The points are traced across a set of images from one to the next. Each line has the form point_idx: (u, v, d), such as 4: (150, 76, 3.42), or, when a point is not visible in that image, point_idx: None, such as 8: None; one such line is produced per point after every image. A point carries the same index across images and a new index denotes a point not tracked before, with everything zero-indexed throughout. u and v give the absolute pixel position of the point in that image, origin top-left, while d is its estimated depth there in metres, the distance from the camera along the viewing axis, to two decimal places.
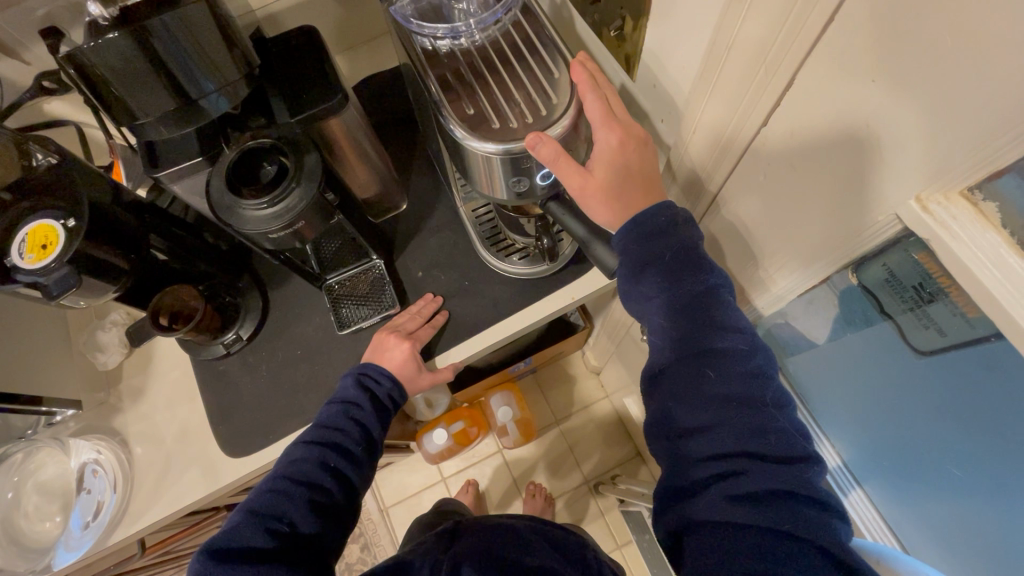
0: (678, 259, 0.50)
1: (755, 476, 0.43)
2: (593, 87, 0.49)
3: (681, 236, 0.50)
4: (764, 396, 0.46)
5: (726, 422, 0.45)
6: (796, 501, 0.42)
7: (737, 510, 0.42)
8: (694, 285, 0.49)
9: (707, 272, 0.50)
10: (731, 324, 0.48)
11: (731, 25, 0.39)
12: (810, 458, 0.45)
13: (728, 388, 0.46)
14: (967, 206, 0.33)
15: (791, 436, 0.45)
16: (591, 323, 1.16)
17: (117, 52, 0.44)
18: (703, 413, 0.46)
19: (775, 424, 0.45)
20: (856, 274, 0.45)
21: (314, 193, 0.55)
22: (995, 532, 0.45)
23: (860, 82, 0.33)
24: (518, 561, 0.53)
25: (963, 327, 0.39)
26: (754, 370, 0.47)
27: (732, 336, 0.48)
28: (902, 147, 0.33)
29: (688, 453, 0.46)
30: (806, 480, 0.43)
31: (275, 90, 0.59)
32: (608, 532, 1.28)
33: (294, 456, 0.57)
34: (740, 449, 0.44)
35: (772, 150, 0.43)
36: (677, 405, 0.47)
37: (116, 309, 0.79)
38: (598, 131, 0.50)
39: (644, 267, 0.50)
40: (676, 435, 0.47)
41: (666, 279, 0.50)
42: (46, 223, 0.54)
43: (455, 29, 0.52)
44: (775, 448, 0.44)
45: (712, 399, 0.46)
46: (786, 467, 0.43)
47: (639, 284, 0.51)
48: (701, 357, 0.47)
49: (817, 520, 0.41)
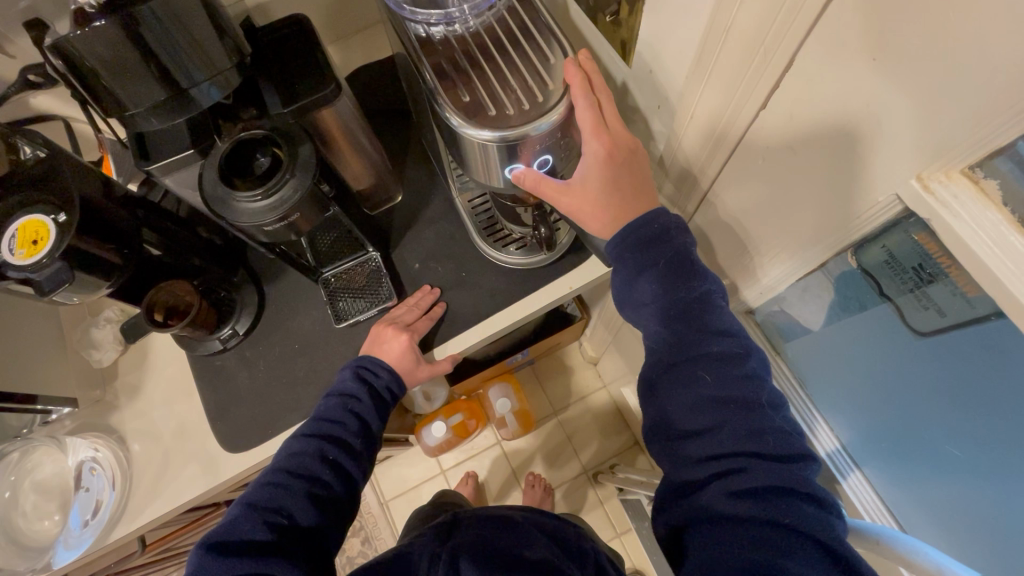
0: (673, 264, 0.51)
1: (754, 474, 0.43)
2: (585, 93, 0.49)
3: (674, 243, 0.52)
4: (760, 397, 0.46)
5: (725, 423, 0.46)
6: (795, 498, 0.42)
7: (737, 507, 0.42)
8: (688, 291, 0.50)
9: (700, 278, 0.51)
10: (724, 328, 0.49)
11: (728, 9, 0.38)
12: (807, 455, 0.45)
13: (725, 391, 0.46)
14: (968, 184, 0.32)
15: (788, 435, 0.45)
16: (587, 313, 1.16)
17: (105, 39, 0.43)
18: (701, 415, 0.46)
19: (771, 424, 0.45)
20: (855, 256, 0.46)
21: (309, 184, 0.54)
22: (992, 513, 0.46)
23: (859, 61, 0.32)
24: (517, 554, 0.53)
25: (963, 308, 0.40)
26: (749, 372, 0.47)
27: (725, 340, 0.49)
28: (902, 127, 0.33)
29: (687, 454, 0.47)
30: (805, 478, 0.44)
31: (267, 80, 0.58)
32: (607, 520, 1.29)
33: (294, 449, 0.56)
34: (737, 449, 0.44)
35: (770, 136, 0.43)
36: (676, 407, 0.48)
37: (110, 306, 0.78)
38: (586, 139, 0.51)
39: (638, 274, 0.52)
40: (675, 438, 0.48)
41: (660, 284, 0.51)
42: (36, 219, 0.54)
43: (449, 16, 0.51)
44: (774, 446, 0.44)
45: (709, 401, 0.47)
46: (785, 465, 0.44)
47: (635, 290, 0.52)
48: (697, 359, 0.48)
49: (815, 517, 0.41)
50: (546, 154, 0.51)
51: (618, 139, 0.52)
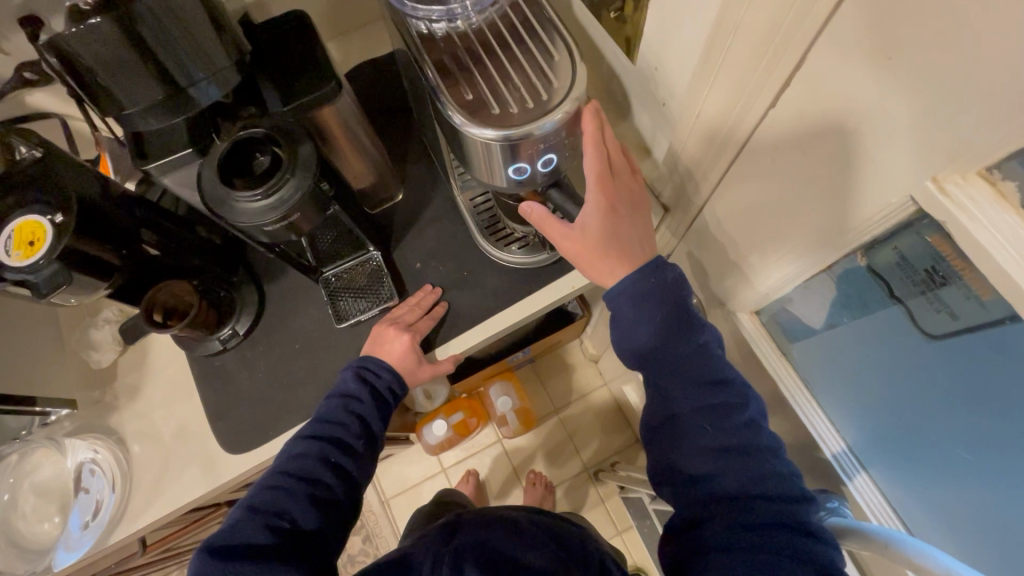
0: (672, 314, 0.51)
1: (759, 513, 0.43)
2: (593, 141, 0.51)
3: (672, 290, 0.52)
4: (758, 444, 0.47)
5: (727, 470, 0.46)
6: (801, 535, 0.42)
7: (745, 543, 0.42)
8: (687, 343, 0.50)
9: (697, 328, 0.51)
10: (721, 378, 0.49)
11: (737, 7, 0.37)
12: (808, 497, 0.46)
13: (725, 439, 0.47)
14: (985, 186, 0.32)
15: (788, 478, 0.46)
16: (589, 311, 1.16)
17: (100, 38, 0.42)
18: (704, 462, 0.47)
19: (771, 470, 0.46)
20: (866, 257, 0.45)
21: (309, 184, 0.54)
22: (1002, 517, 0.45)
23: (872, 59, 0.32)
24: (521, 559, 0.52)
25: (976, 310, 0.39)
26: (747, 421, 0.48)
27: (722, 391, 0.49)
28: (916, 127, 0.32)
29: (691, 498, 0.47)
30: (808, 518, 0.44)
31: (266, 78, 0.57)
32: (609, 518, 1.29)
33: (294, 451, 0.56)
34: (740, 492, 0.45)
35: (779, 135, 0.42)
36: (678, 456, 0.48)
37: (109, 305, 0.76)
38: (590, 188, 0.53)
39: (636, 324, 0.51)
40: (679, 485, 0.48)
41: (661, 334, 0.50)
42: (32, 219, 0.53)
43: (451, 12, 0.50)
44: (777, 489, 0.45)
45: (711, 449, 0.47)
46: (789, 503, 0.44)
47: (633, 340, 0.52)
48: (696, 410, 0.48)
49: (820, 552, 0.42)
50: (549, 153, 0.50)
51: (622, 193, 0.54)
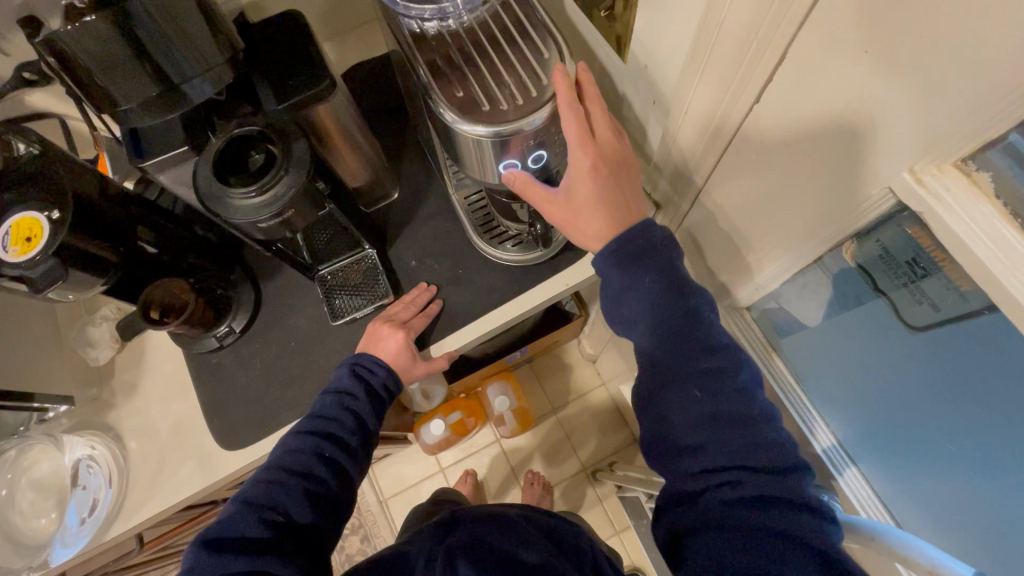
0: (662, 279, 0.51)
1: (749, 485, 0.43)
2: (571, 102, 0.49)
3: (663, 257, 0.51)
4: (753, 412, 0.46)
5: (719, 439, 0.45)
6: (791, 509, 0.42)
7: (735, 518, 0.42)
8: (677, 308, 0.50)
9: (689, 293, 0.51)
10: (714, 344, 0.49)
11: (720, 5, 0.38)
12: (801, 466, 0.45)
13: (717, 406, 0.46)
14: (960, 176, 0.32)
15: (781, 447, 0.45)
16: (585, 311, 1.16)
17: (95, 36, 0.43)
18: (696, 431, 0.46)
19: (764, 438, 0.45)
20: (850, 252, 0.46)
21: (303, 181, 0.54)
22: (991, 510, 0.45)
23: (850, 54, 0.32)
24: (514, 553, 0.52)
25: (956, 302, 0.40)
26: (740, 387, 0.47)
27: (714, 357, 0.49)
28: (893, 120, 0.33)
29: (683, 468, 0.47)
30: (799, 489, 0.44)
31: (261, 76, 0.58)
32: (606, 518, 1.29)
33: (289, 447, 0.56)
34: (731, 463, 0.45)
35: (764, 130, 0.43)
36: (670, 424, 0.48)
37: (106, 304, 0.77)
38: (573, 150, 0.51)
39: (626, 291, 0.52)
40: (670, 454, 0.48)
41: (652, 299, 0.50)
42: (30, 215, 0.54)
43: (442, 10, 0.51)
44: (768, 459, 0.44)
45: (703, 416, 0.46)
46: (780, 476, 0.44)
47: (625, 307, 0.52)
48: (687, 377, 0.48)
49: (810, 524, 0.41)
50: (539, 149, 0.51)
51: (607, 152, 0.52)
